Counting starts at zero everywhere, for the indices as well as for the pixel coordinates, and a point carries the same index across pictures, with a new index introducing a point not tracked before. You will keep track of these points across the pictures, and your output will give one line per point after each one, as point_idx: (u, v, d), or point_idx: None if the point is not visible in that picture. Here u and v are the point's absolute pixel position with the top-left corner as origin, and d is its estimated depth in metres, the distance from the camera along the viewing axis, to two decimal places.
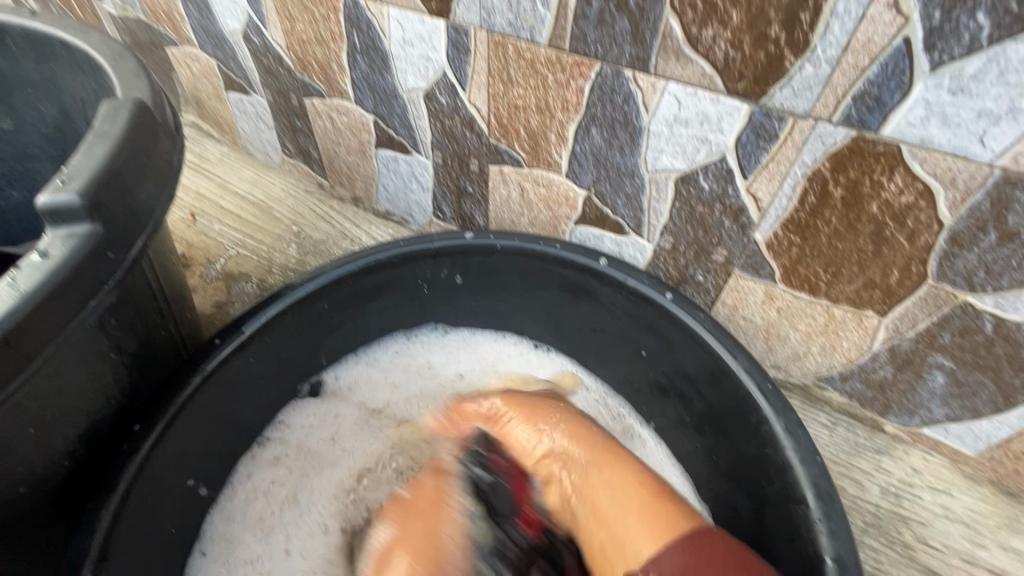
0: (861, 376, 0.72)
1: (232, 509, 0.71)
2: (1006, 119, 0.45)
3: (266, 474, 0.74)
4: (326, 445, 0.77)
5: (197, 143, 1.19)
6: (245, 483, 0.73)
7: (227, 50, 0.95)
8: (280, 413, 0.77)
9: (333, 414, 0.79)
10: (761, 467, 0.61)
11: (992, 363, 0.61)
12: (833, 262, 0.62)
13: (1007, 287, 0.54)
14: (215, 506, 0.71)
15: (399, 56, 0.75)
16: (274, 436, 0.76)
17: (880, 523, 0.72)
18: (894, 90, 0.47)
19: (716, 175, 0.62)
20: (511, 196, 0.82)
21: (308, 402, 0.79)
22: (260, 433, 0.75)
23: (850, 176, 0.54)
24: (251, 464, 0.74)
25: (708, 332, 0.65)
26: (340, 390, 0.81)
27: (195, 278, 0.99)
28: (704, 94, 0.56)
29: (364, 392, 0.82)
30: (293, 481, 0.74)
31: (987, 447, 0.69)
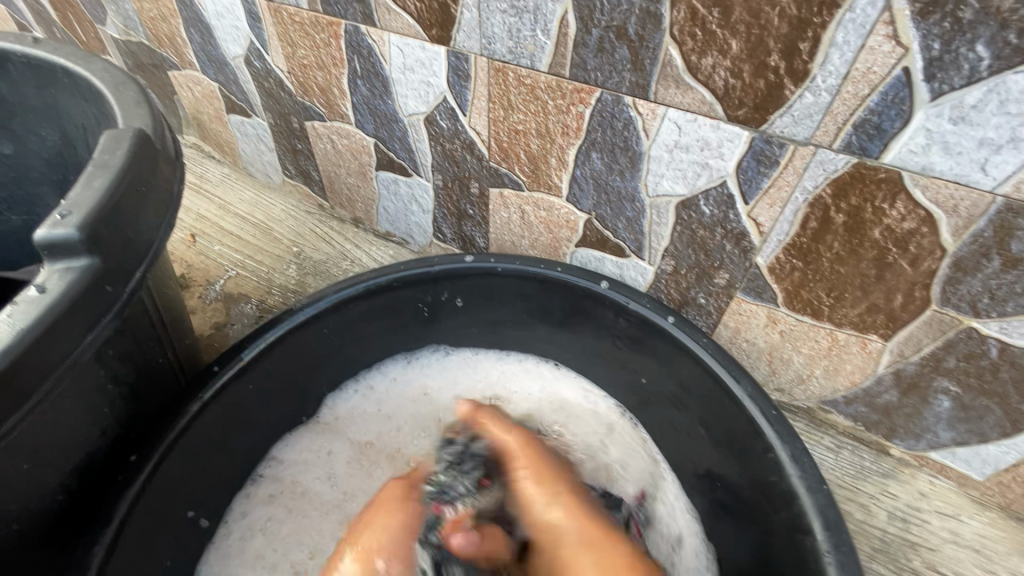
0: (865, 399, 0.71)
1: (229, 548, 0.69)
2: (1007, 148, 0.45)
3: (260, 513, 0.71)
4: (322, 477, 0.75)
5: (198, 164, 1.19)
6: (240, 521, 0.70)
7: (228, 74, 0.96)
8: (274, 447, 0.75)
9: (327, 444, 0.77)
10: (767, 495, 0.60)
11: (998, 387, 0.60)
12: (836, 286, 0.61)
13: (1012, 312, 0.54)
14: (211, 545, 0.68)
15: (400, 81, 0.75)
16: (268, 471, 0.74)
17: (888, 549, 0.70)
18: (895, 118, 0.47)
19: (717, 200, 0.62)
20: (512, 218, 0.82)
21: (303, 431, 0.77)
22: (254, 469, 0.73)
23: (851, 202, 0.54)
24: (245, 501, 0.71)
25: (711, 356, 0.65)
26: (332, 418, 0.79)
27: (194, 299, 0.98)
28: (704, 121, 0.56)
29: (355, 419, 0.80)
30: (291, 516, 0.71)
31: (994, 471, 0.68)
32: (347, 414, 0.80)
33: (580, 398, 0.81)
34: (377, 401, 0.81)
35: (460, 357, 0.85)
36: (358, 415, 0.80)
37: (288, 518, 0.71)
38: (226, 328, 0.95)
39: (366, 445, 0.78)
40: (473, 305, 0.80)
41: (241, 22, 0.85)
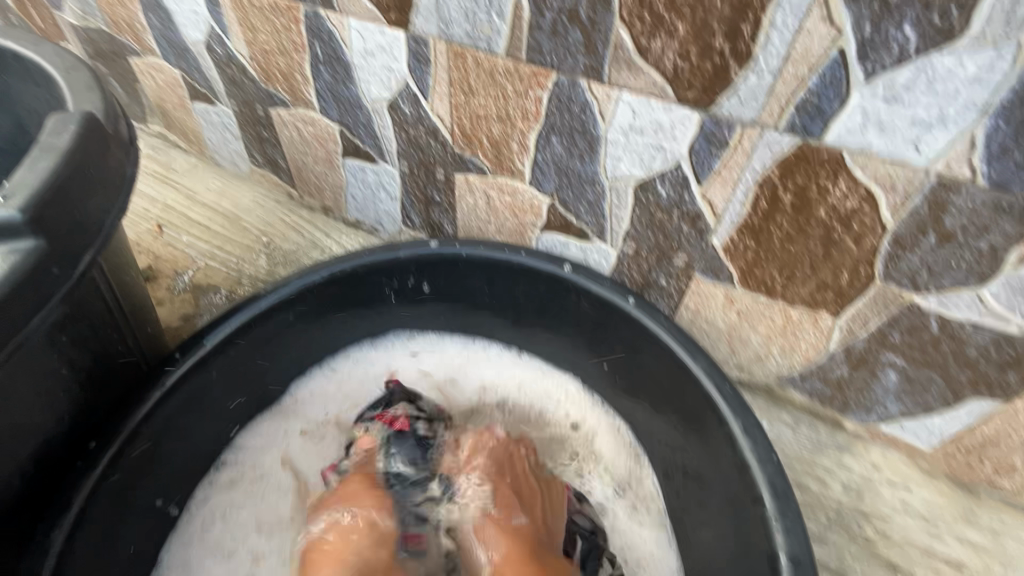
0: (820, 375, 0.73)
1: (190, 537, 0.68)
2: (937, 126, 0.47)
3: (222, 498, 0.71)
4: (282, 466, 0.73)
5: (165, 154, 1.17)
6: (201, 510, 0.70)
7: (191, 61, 0.94)
8: (234, 433, 0.74)
9: (289, 433, 0.76)
10: (721, 467, 0.62)
11: (940, 360, 0.62)
12: (787, 264, 0.63)
13: (948, 287, 0.56)
14: (172, 533, 0.68)
15: (361, 66, 0.75)
16: (230, 459, 0.73)
17: (841, 519, 0.73)
18: (833, 99, 0.49)
19: (673, 182, 0.63)
20: (478, 204, 0.83)
21: (265, 417, 0.77)
22: (215, 455, 0.73)
23: (797, 182, 0.56)
24: (207, 489, 0.71)
25: (670, 334, 0.66)
26: (295, 405, 0.78)
27: (162, 290, 0.97)
28: (656, 103, 0.57)
29: (317, 405, 0.79)
30: (250, 504, 0.70)
31: (940, 442, 0.71)
32: (309, 399, 0.79)
33: (543, 380, 0.82)
34: (341, 387, 0.81)
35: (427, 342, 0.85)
36: (321, 401, 0.79)
37: (250, 503, 0.70)
38: (195, 318, 0.94)
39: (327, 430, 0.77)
40: (440, 291, 0.81)
41: (201, 7, 0.83)
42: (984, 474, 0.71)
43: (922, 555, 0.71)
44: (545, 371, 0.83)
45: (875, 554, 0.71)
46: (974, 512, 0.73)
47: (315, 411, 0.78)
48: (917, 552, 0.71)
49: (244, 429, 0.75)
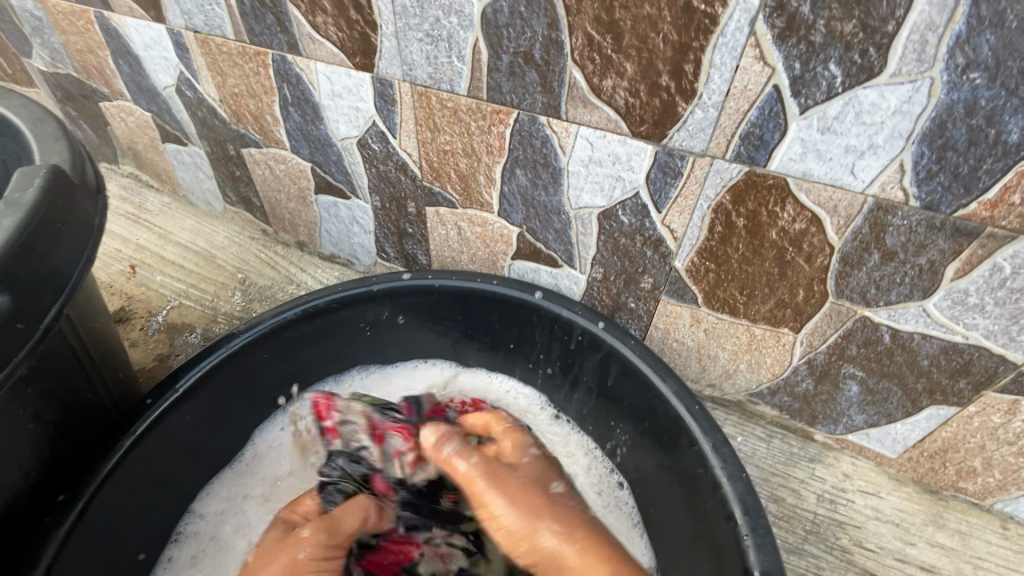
0: (786, 390, 0.76)
1: None
2: (869, 153, 0.50)
3: None
4: (237, 536, 0.70)
5: (138, 194, 1.18)
6: None
7: (161, 104, 0.96)
8: (189, 502, 0.72)
9: (241, 490, 0.74)
10: (694, 486, 0.63)
11: (896, 369, 0.65)
12: (746, 284, 0.66)
13: (896, 300, 0.59)
14: None
15: (330, 107, 0.77)
16: (187, 531, 0.70)
17: (818, 530, 0.74)
18: (773, 130, 0.52)
19: (633, 210, 0.66)
20: (450, 236, 0.85)
21: (223, 477, 0.74)
22: (171, 529, 0.69)
23: (748, 207, 0.59)
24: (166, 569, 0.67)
25: (639, 358, 0.68)
26: (252, 462, 0.76)
27: (135, 331, 0.97)
28: (612, 137, 0.60)
29: (273, 458, 0.77)
30: None
31: (904, 448, 0.74)
32: (264, 451, 0.77)
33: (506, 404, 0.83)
34: (298, 435, 0.79)
35: (385, 375, 0.86)
36: (276, 456, 0.77)
37: None
38: (170, 359, 0.93)
39: (276, 483, 0.74)
40: (415, 320, 0.82)
41: (169, 53, 0.85)
42: (948, 478, 0.74)
43: (897, 562, 0.72)
44: (502, 398, 0.83)
45: (853, 564, 0.72)
46: (942, 516, 0.75)
47: (271, 470, 0.75)
48: (892, 558, 0.72)
49: (204, 494, 0.73)
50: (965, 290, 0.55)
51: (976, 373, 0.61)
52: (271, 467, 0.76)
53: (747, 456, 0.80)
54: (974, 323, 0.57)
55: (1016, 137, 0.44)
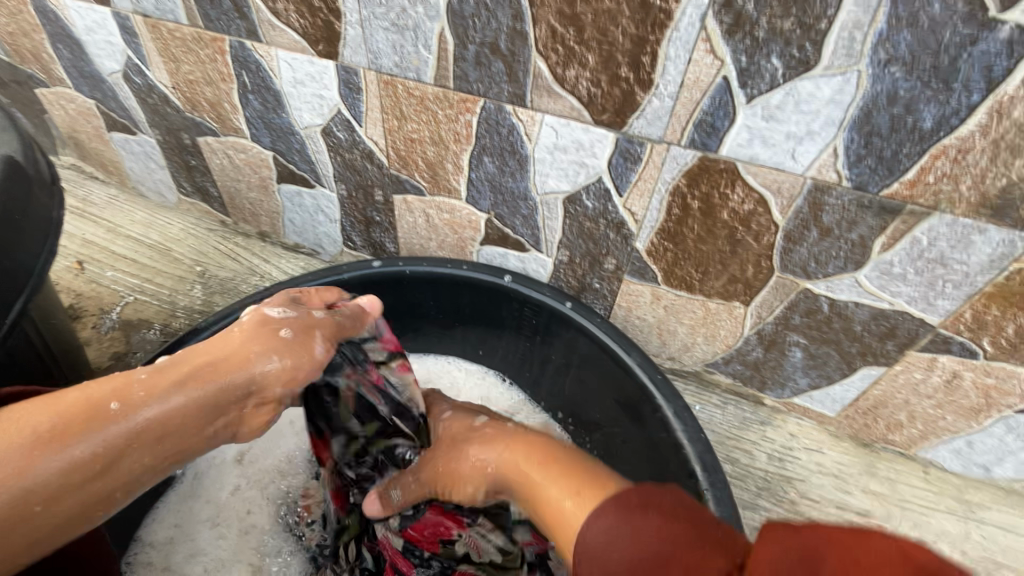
0: (739, 359, 0.82)
1: None
2: (807, 139, 0.55)
3: None
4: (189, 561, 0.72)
5: (81, 186, 1.12)
6: None
7: (106, 91, 0.91)
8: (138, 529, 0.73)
9: (188, 514, 0.75)
10: (660, 449, 0.68)
11: (834, 336, 0.72)
12: (701, 262, 0.71)
13: (833, 273, 0.65)
14: None
15: (293, 95, 0.76)
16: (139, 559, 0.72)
17: (768, 485, 0.82)
18: (723, 117, 0.56)
19: (597, 194, 0.69)
20: (418, 223, 0.86)
21: (170, 501, 0.75)
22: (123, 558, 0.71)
23: (702, 190, 0.63)
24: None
25: (606, 334, 0.72)
26: (194, 480, 0.77)
27: (89, 330, 0.94)
28: (575, 125, 0.63)
29: (216, 479, 0.77)
30: None
31: (842, 407, 0.81)
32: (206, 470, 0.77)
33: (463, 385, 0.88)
34: (241, 452, 0.79)
35: None
36: (218, 474, 0.77)
37: None
38: (129, 356, 0.92)
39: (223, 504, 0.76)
40: (386, 307, 0.83)
41: (115, 37, 0.81)
42: (880, 432, 0.82)
43: (836, 508, 0.80)
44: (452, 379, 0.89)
45: (798, 513, 0.80)
46: (875, 466, 0.84)
47: (217, 491, 0.77)
48: (832, 506, 0.80)
49: (153, 519, 0.74)
50: (890, 261, 0.61)
51: (901, 336, 0.68)
52: (215, 488, 0.77)
53: (704, 422, 0.86)
54: (898, 291, 0.64)
55: (930, 124, 0.50)
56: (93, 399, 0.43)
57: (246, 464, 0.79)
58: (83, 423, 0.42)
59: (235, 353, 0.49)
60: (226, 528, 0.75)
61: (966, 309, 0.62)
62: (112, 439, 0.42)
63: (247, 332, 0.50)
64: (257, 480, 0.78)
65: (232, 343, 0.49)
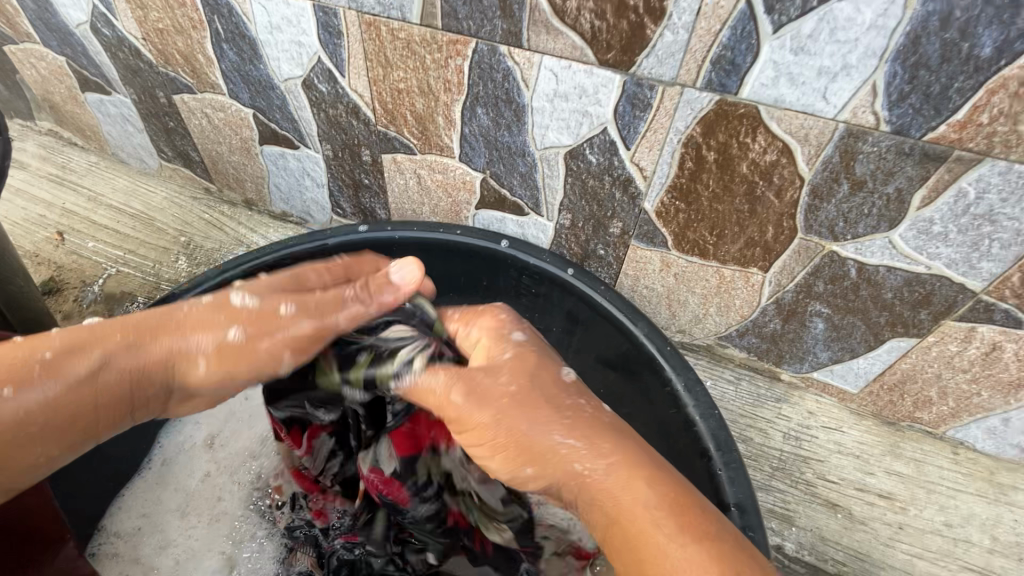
0: (755, 331, 0.76)
1: None
2: (842, 75, 0.48)
3: None
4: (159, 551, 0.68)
5: (61, 153, 1.06)
6: None
7: (75, 46, 0.85)
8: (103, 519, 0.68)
9: (157, 501, 0.70)
10: (668, 425, 0.63)
11: (861, 304, 0.66)
12: (716, 224, 0.65)
13: (864, 233, 0.59)
14: None
15: (269, 43, 0.70)
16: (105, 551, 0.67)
17: (784, 466, 0.76)
18: (745, 52, 0.50)
19: (601, 148, 0.63)
20: (409, 186, 0.80)
21: (137, 488, 0.70)
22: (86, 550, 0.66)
23: (719, 139, 0.57)
24: None
25: (610, 302, 0.66)
26: (162, 466, 0.72)
27: (69, 303, 0.90)
28: (578, 66, 0.57)
29: (187, 464, 0.73)
30: None
31: (865, 383, 0.75)
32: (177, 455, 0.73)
33: None
34: (210, 436, 0.74)
35: None
36: (187, 460, 0.73)
37: None
38: None
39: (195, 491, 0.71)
40: None
41: None
42: (906, 409, 0.76)
43: (857, 491, 0.75)
44: None
45: (817, 496, 0.75)
46: (899, 446, 0.78)
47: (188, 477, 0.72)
48: (853, 488, 0.75)
49: (118, 509, 0.69)
50: (930, 219, 0.55)
51: (936, 304, 0.62)
52: (184, 476, 0.72)
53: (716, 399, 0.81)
54: (937, 253, 0.57)
55: (988, 52, 0.43)
56: (63, 351, 0.43)
57: (216, 448, 0.74)
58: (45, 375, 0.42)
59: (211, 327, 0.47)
60: (195, 516, 0.70)
61: (1013, 273, 0.56)
62: (66, 396, 0.43)
63: (194, 314, 0.48)
64: (228, 465, 0.73)
65: (212, 317, 0.48)
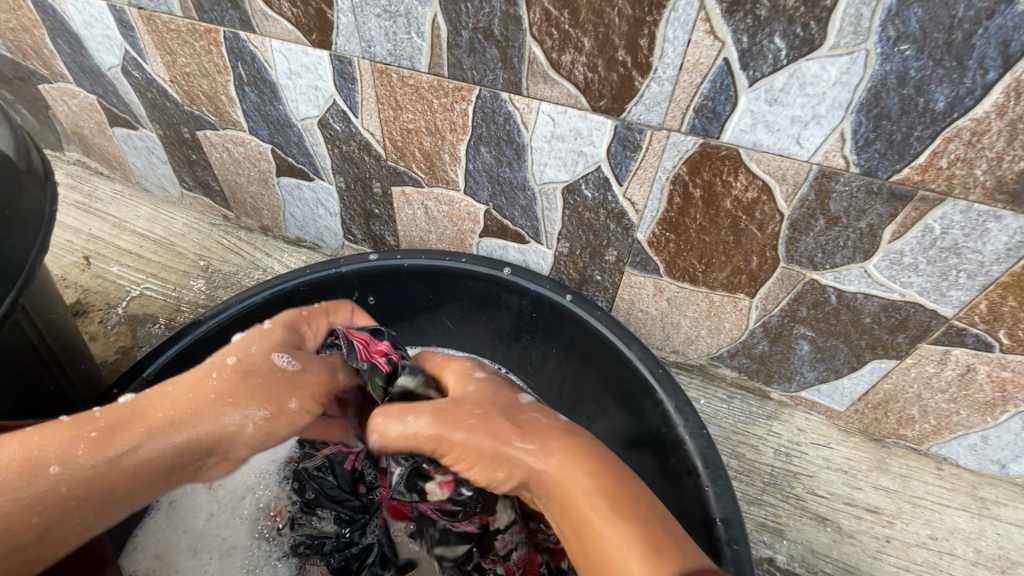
0: (744, 352, 0.80)
1: None
2: (813, 124, 0.53)
3: None
4: None
5: (87, 182, 1.12)
6: None
7: (106, 85, 0.92)
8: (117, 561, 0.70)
9: (168, 542, 0.71)
10: (661, 443, 0.67)
11: (842, 328, 0.70)
12: (704, 253, 0.69)
13: (841, 263, 0.63)
14: None
15: (288, 87, 0.75)
16: None
17: (775, 481, 0.80)
18: (725, 102, 0.54)
19: (596, 183, 0.67)
20: (417, 216, 0.85)
21: (148, 528, 0.72)
22: None
23: (704, 178, 0.61)
24: None
25: (606, 326, 0.71)
26: (167, 505, 0.73)
27: (95, 324, 0.95)
28: (573, 112, 0.62)
29: (190, 503, 0.73)
30: None
31: (851, 402, 0.79)
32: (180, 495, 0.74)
33: None
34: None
35: None
36: (189, 499, 0.74)
37: None
38: (133, 351, 0.92)
39: (202, 529, 0.73)
40: (385, 300, 0.83)
41: (113, 31, 0.82)
42: (890, 427, 0.80)
43: (845, 505, 0.78)
44: None
45: (806, 509, 0.78)
46: (886, 462, 0.81)
47: (195, 516, 0.73)
48: (842, 502, 0.78)
49: (132, 549, 0.71)
50: (900, 251, 0.59)
51: (912, 328, 0.66)
52: (190, 516, 0.73)
53: (709, 416, 0.84)
54: (909, 282, 0.61)
55: (942, 106, 0.48)
56: (111, 424, 0.49)
57: (216, 485, 0.75)
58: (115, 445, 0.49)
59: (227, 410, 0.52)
60: (205, 554, 0.71)
61: (981, 300, 0.60)
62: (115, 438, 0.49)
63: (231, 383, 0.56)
64: (230, 501, 0.74)
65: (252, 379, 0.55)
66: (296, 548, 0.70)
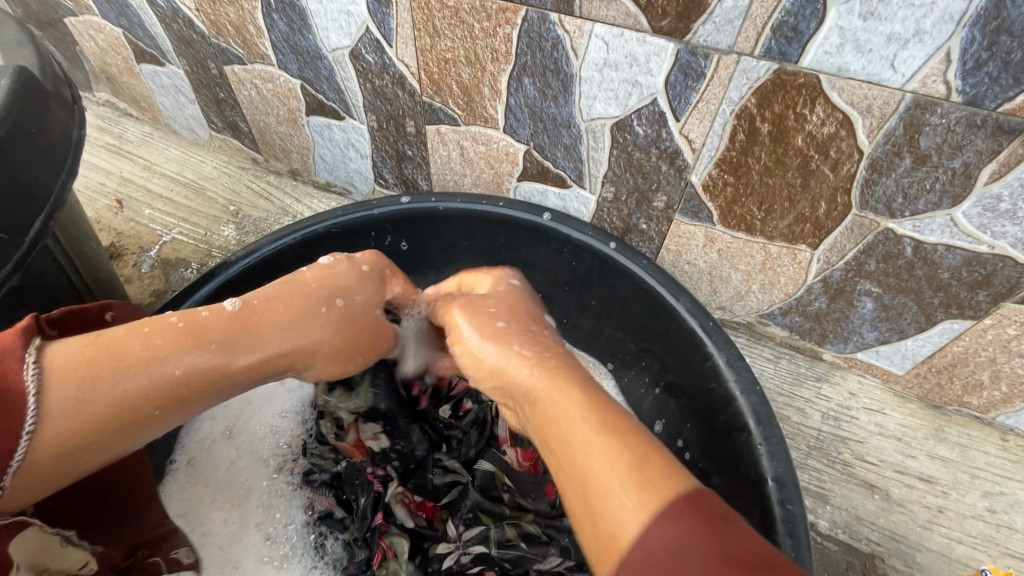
0: (799, 310, 0.75)
1: None
2: (914, 42, 0.46)
3: None
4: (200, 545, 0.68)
5: (117, 124, 1.11)
6: None
7: (132, 17, 0.88)
8: None
9: (194, 495, 0.71)
10: (708, 400, 0.64)
11: (914, 285, 0.64)
12: (766, 198, 0.63)
13: (924, 210, 0.57)
14: None
15: (318, 13, 0.71)
16: None
17: (822, 446, 0.76)
18: (810, 18, 0.48)
19: (650, 119, 0.62)
20: (452, 156, 0.80)
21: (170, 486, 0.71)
22: None
23: (775, 111, 0.55)
24: None
25: (652, 277, 0.66)
26: (188, 461, 0.72)
27: (129, 268, 0.94)
28: (630, 34, 0.55)
29: (211, 458, 0.73)
30: None
31: (913, 365, 0.74)
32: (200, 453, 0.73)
33: None
34: (228, 423, 0.74)
35: None
36: (209, 452, 0.73)
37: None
38: (166, 294, 0.92)
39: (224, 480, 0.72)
40: (419, 247, 0.80)
41: None
42: (954, 393, 0.74)
43: (895, 472, 0.74)
44: None
45: (853, 475, 0.74)
46: (944, 430, 0.76)
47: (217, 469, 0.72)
48: (892, 470, 0.74)
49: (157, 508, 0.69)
50: (997, 195, 0.53)
51: (996, 285, 0.60)
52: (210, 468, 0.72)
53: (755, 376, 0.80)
54: (1002, 232, 0.55)
55: None
56: (192, 323, 0.46)
57: (235, 435, 0.74)
58: (182, 344, 0.44)
59: (288, 328, 0.49)
60: (227, 503, 0.71)
61: None
62: (198, 366, 0.44)
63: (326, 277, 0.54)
64: (251, 451, 0.74)
65: (322, 290, 0.52)
66: (309, 477, 0.71)
